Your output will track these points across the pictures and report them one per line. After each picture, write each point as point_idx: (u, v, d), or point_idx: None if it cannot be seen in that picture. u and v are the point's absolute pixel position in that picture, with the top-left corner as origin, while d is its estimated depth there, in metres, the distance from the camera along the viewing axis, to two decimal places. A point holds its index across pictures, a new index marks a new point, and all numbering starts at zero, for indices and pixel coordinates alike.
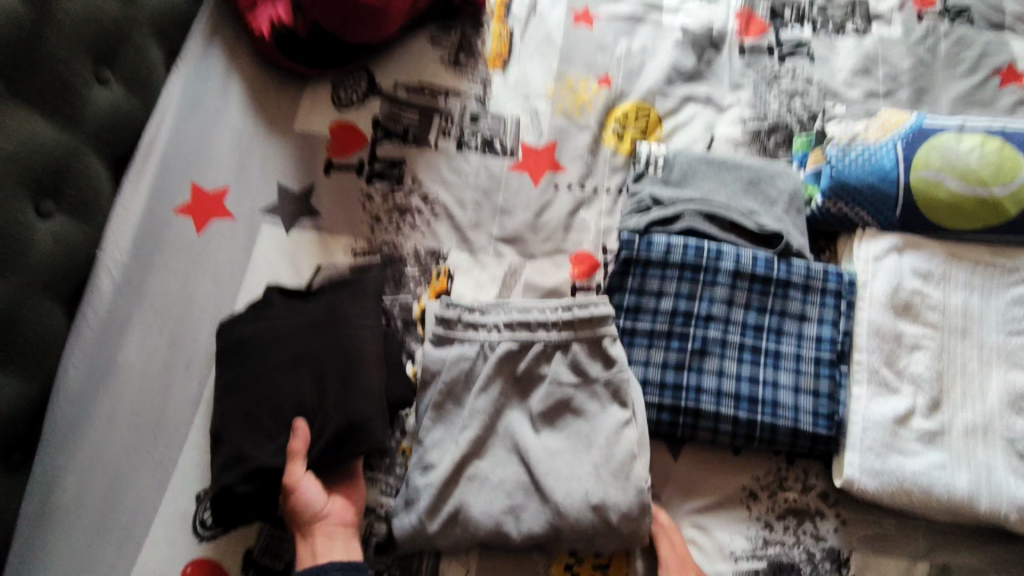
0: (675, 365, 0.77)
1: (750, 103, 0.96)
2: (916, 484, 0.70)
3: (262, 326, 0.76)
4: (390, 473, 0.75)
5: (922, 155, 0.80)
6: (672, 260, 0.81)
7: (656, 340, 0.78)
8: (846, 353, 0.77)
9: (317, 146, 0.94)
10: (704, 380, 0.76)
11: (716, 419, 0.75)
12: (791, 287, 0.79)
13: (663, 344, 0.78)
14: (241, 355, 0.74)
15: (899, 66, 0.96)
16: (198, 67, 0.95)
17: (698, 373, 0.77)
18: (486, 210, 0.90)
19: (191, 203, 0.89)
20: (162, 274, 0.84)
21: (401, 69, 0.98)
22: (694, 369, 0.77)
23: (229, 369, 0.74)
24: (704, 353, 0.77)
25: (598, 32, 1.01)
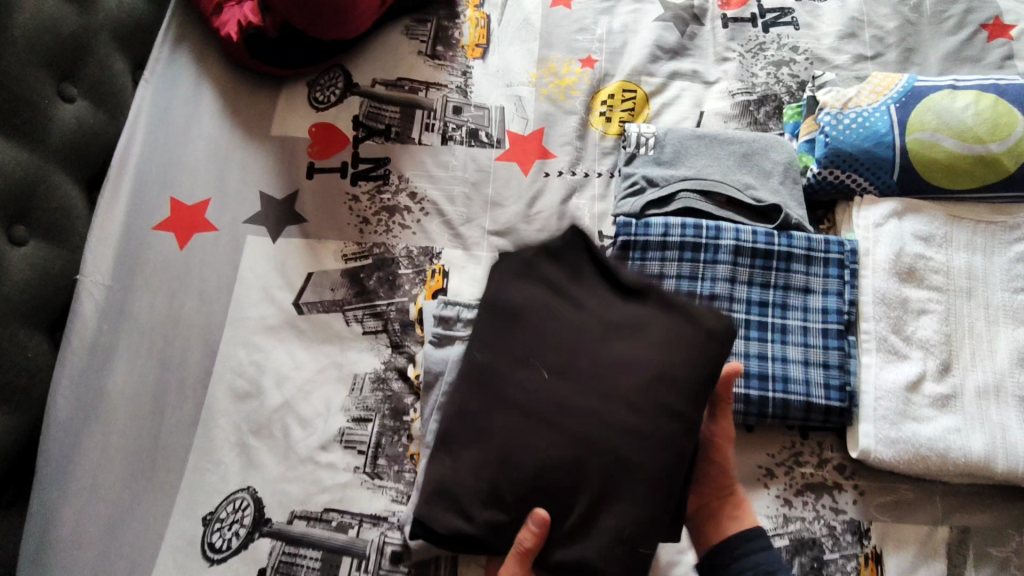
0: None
1: (738, 76, 0.94)
2: (932, 449, 0.69)
3: (622, 350, 0.57)
4: (399, 480, 0.75)
5: (917, 117, 0.79)
6: (671, 240, 0.79)
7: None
8: (853, 323, 0.76)
9: (297, 150, 0.91)
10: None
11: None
12: (793, 259, 0.78)
13: None
14: (530, 419, 0.57)
15: (885, 27, 0.94)
16: (166, 76, 0.92)
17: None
18: (477, 203, 0.87)
19: (171, 218, 0.85)
20: (146, 294, 0.81)
21: (378, 64, 0.95)
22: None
23: (472, 426, 0.57)
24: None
25: (578, 12, 0.99)
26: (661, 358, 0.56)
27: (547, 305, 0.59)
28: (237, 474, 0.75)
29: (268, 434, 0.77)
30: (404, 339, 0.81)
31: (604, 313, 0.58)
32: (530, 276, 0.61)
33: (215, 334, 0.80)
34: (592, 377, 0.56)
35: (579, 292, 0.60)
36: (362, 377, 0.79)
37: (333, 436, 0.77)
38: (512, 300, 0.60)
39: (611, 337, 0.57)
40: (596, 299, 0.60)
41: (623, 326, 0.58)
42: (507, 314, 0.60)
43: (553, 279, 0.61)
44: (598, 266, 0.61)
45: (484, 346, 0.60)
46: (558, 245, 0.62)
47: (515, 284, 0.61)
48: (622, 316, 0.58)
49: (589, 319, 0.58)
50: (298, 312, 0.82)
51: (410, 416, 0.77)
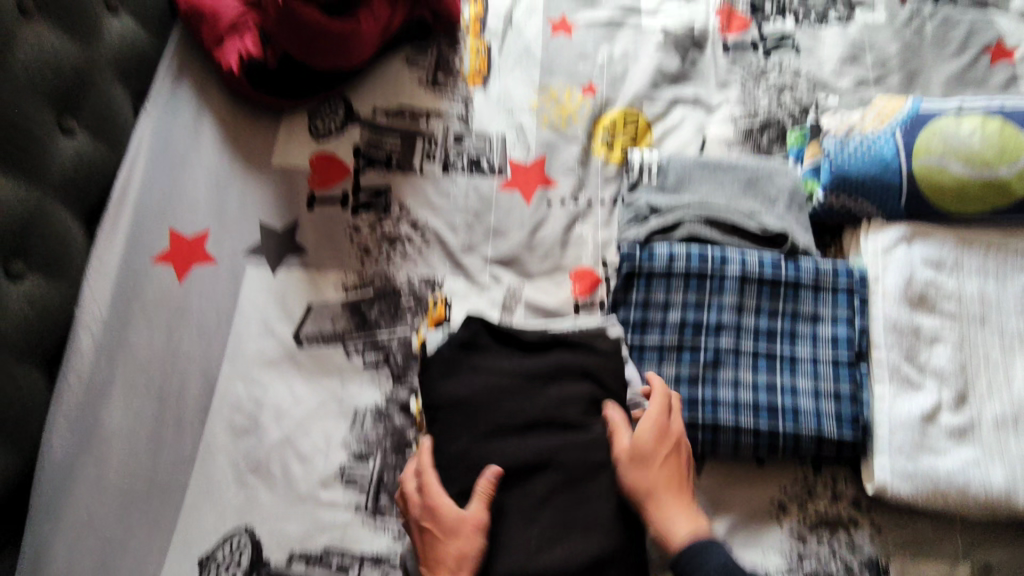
0: (689, 379, 0.74)
1: (739, 101, 0.94)
2: (950, 483, 0.67)
3: (543, 388, 0.70)
4: (402, 518, 0.73)
5: (923, 140, 0.78)
6: (676, 269, 0.78)
7: (666, 354, 0.76)
8: (865, 352, 0.74)
9: (298, 180, 0.90)
10: (720, 392, 0.73)
11: (735, 431, 0.71)
12: (801, 287, 0.77)
13: (674, 358, 0.75)
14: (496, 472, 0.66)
15: (887, 51, 0.94)
16: (166, 107, 0.92)
17: (714, 385, 0.74)
18: (478, 231, 0.87)
19: (170, 250, 0.85)
20: (143, 328, 0.80)
21: (379, 94, 0.95)
22: (709, 381, 0.74)
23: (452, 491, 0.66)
24: (717, 364, 0.75)
25: (578, 40, 0.99)
26: (579, 388, 0.70)
27: (482, 386, 0.70)
28: (234, 513, 0.73)
29: (267, 472, 0.75)
30: (406, 372, 0.79)
31: (530, 369, 0.71)
32: (452, 359, 0.72)
33: (214, 369, 0.79)
34: (540, 420, 0.68)
35: (509, 363, 0.72)
36: (363, 412, 0.78)
37: (333, 473, 0.75)
38: (458, 392, 0.70)
39: (547, 386, 0.70)
40: (506, 366, 0.72)
41: (549, 376, 0.71)
42: (455, 404, 0.69)
43: (476, 359, 0.72)
44: (506, 337, 0.74)
45: (457, 431, 0.68)
46: (462, 334, 0.74)
47: (449, 379, 0.71)
48: (549, 365, 0.71)
49: (521, 378, 0.71)
50: (298, 345, 0.81)
51: (412, 451, 0.76)
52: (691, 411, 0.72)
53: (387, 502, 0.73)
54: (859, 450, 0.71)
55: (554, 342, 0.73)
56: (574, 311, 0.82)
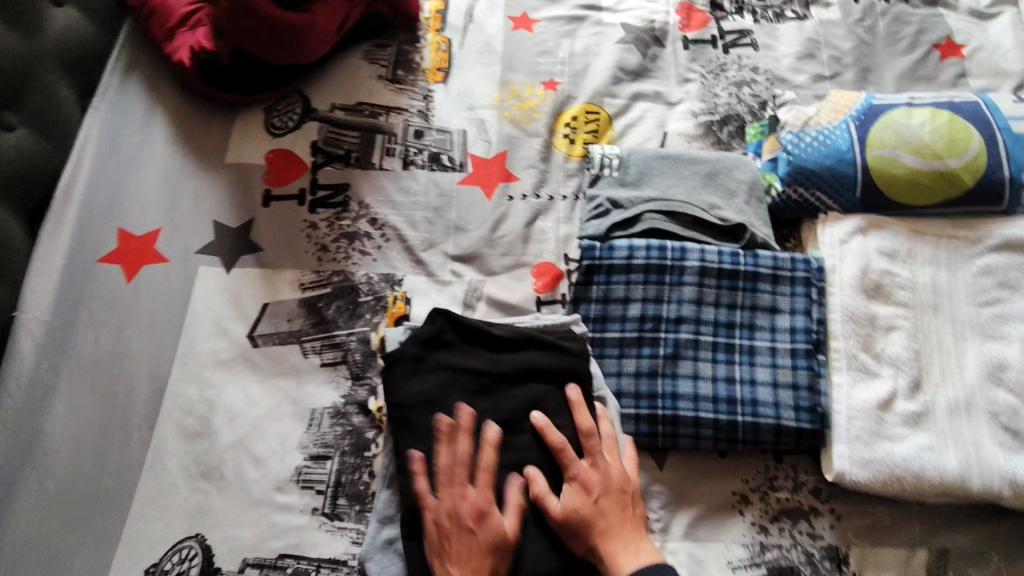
0: (649, 373, 0.74)
1: (700, 96, 0.94)
2: (907, 469, 0.68)
3: (509, 389, 0.70)
4: (360, 521, 0.71)
5: (875, 134, 0.79)
6: (636, 263, 0.77)
7: (626, 348, 0.75)
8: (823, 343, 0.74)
9: (253, 177, 0.88)
10: (680, 385, 0.73)
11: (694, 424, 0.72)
12: (760, 278, 0.77)
13: (635, 351, 0.75)
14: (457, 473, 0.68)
15: (842, 48, 0.96)
16: (116, 102, 0.89)
17: (674, 378, 0.74)
18: (439, 227, 0.85)
19: (118, 250, 0.82)
20: (89, 330, 0.77)
21: (337, 90, 0.93)
22: (669, 374, 0.74)
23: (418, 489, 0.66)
24: (677, 358, 0.74)
25: (539, 36, 0.98)
26: (548, 390, 0.71)
27: (447, 386, 0.70)
28: (184, 520, 0.70)
29: (219, 476, 0.72)
30: (365, 370, 0.78)
31: (498, 368, 0.71)
32: (418, 358, 0.71)
33: (164, 371, 0.76)
34: (510, 422, 0.69)
35: (476, 361, 0.71)
36: (320, 412, 0.76)
37: (288, 476, 0.72)
38: (426, 391, 0.69)
39: (513, 387, 0.70)
40: (476, 363, 0.71)
41: (516, 376, 0.71)
42: (422, 402, 0.69)
43: (444, 356, 0.71)
44: (473, 333, 0.72)
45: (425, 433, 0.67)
46: (428, 331, 0.72)
47: (415, 378, 0.70)
48: (518, 366, 0.71)
49: (488, 377, 0.70)
50: (252, 345, 0.79)
51: (372, 452, 0.74)
52: (651, 404, 0.73)
53: (345, 504, 0.72)
54: (817, 441, 0.71)
55: (523, 341, 0.72)
56: (536, 306, 0.81)
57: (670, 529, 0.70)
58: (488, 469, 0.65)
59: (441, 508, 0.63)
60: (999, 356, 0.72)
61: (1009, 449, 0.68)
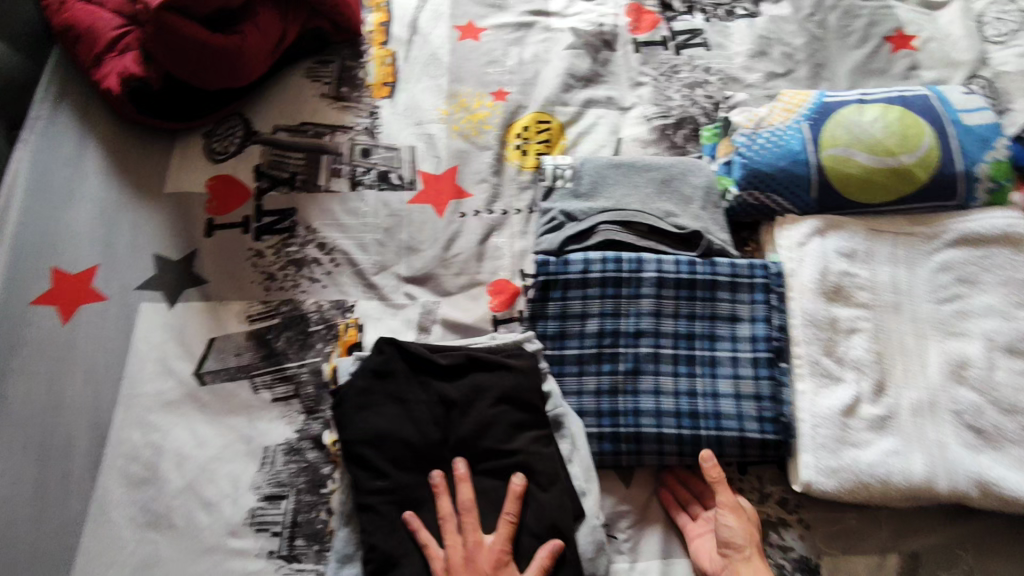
0: (610, 390, 0.72)
1: (653, 100, 0.92)
2: (873, 476, 0.66)
3: (461, 416, 0.69)
4: (319, 562, 0.68)
5: (828, 132, 0.78)
6: (592, 277, 0.75)
7: (585, 365, 0.73)
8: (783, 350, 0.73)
9: (195, 206, 0.84)
10: (642, 401, 0.71)
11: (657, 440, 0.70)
12: (718, 287, 0.76)
13: (595, 368, 0.73)
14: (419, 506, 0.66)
15: (793, 44, 0.94)
16: (46, 135, 0.85)
17: (636, 393, 0.72)
18: (391, 249, 0.83)
19: (53, 290, 0.78)
20: (23, 377, 0.73)
21: (280, 110, 0.90)
22: (631, 390, 0.72)
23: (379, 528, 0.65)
24: (638, 372, 0.73)
25: (487, 45, 0.96)
26: (501, 414, 0.69)
27: (396, 419, 0.68)
28: (133, 572, 0.67)
29: (168, 524, 0.69)
30: (318, 402, 0.75)
31: (447, 397, 0.69)
32: (366, 391, 0.69)
33: (105, 417, 0.73)
34: (463, 451, 0.68)
35: (424, 391, 0.70)
36: (273, 450, 0.73)
37: (242, 519, 0.69)
38: (375, 426, 0.67)
39: (464, 413, 0.69)
40: (425, 393, 0.70)
41: (466, 401, 0.69)
42: (372, 439, 0.67)
43: (391, 388, 0.69)
44: (418, 361, 0.71)
45: (379, 469, 0.66)
46: (373, 362, 0.70)
47: (364, 413, 0.68)
48: (469, 391, 0.69)
49: (438, 406, 0.69)
50: (200, 384, 0.76)
51: (328, 488, 0.71)
52: (613, 421, 0.71)
53: (303, 545, 0.69)
54: (781, 451, 0.70)
55: (470, 364, 0.71)
56: (493, 325, 0.79)
57: (638, 551, 0.68)
58: (508, 520, 0.64)
59: (450, 556, 0.63)
60: (961, 353, 0.71)
61: (974, 448, 0.67)
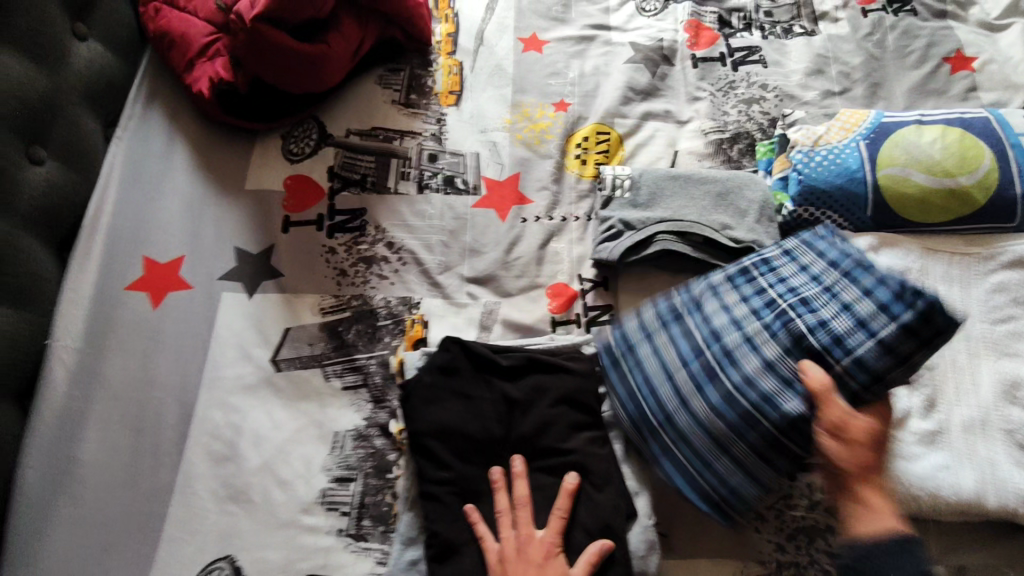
0: (726, 403, 0.68)
1: (709, 114, 0.95)
2: (923, 489, 0.68)
3: (522, 414, 0.73)
4: (385, 541, 0.72)
5: (886, 152, 0.80)
6: (649, 326, 0.76)
7: (681, 413, 0.70)
8: (857, 275, 0.69)
9: (272, 204, 0.90)
10: (760, 388, 0.68)
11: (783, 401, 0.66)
12: (761, 269, 0.75)
13: (701, 397, 0.70)
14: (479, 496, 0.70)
15: (851, 63, 0.96)
16: (140, 132, 0.92)
17: (745, 388, 0.68)
18: (455, 250, 0.87)
19: (145, 277, 0.84)
20: (118, 357, 0.79)
21: (352, 115, 0.95)
22: (733, 391, 0.69)
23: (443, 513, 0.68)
24: (732, 361, 0.70)
25: (549, 57, 1.00)
26: (560, 412, 0.73)
27: (461, 413, 0.72)
28: (215, 542, 0.72)
29: (247, 499, 0.74)
30: (386, 393, 0.79)
31: (509, 395, 0.73)
32: (433, 386, 0.73)
33: (190, 397, 0.79)
34: (523, 447, 0.72)
35: (487, 388, 0.74)
36: (342, 435, 0.78)
37: (314, 498, 0.74)
38: (440, 419, 0.71)
39: (525, 410, 0.73)
40: (489, 389, 0.74)
41: (528, 400, 0.73)
42: (437, 430, 0.71)
43: (455, 383, 0.73)
44: (483, 360, 0.75)
45: (445, 458, 0.70)
46: (442, 358, 0.74)
47: (432, 406, 0.72)
48: (530, 390, 0.74)
49: (501, 402, 0.73)
50: (276, 370, 0.81)
51: (394, 474, 0.76)
52: (741, 433, 0.67)
53: (369, 525, 0.73)
54: (941, 320, 0.62)
55: (532, 366, 0.75)
56: (551, 326, 0.82)
57: (686, 549, 0.71)
58: (558, 514, 0.67)
59: (504, 548, 0.65)
60: (1014, 373, 0.73)
61: None
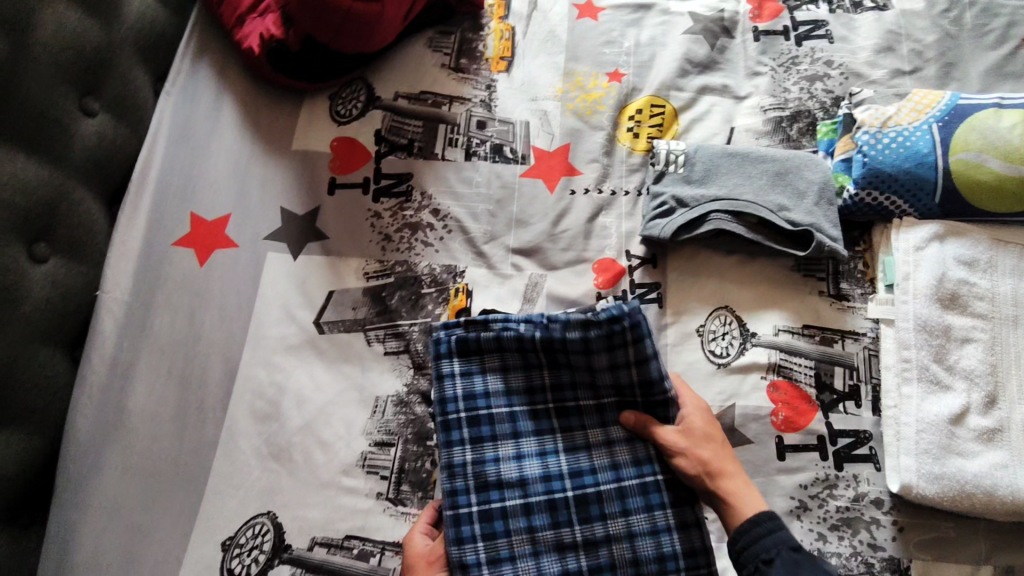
0: (611, 515, 0.64)
1: (769, 90, 0.91)
2: (978, 487, 0.67)
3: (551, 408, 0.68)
4: (423, 507, 0.73)
5: (960, 136, 0.76)
6: (485, 518, 0.63)
7: (569, 554, 0.63)
8: (554, 346, 0.67)
9: (319, 165, 0.89)
10: (600, 479, 0.66)
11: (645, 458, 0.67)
12: (490, 395, 0.67)
13: (569, 532, 0.63)
14: None
15: (924, 41, 0.92)
16: (186, 88, 0.91)
17: (587, 485, 0.65)
18: (501, 220, 0.85)
19: (191, 234, 0.84)
20: (164, 312, 0.80)
21: (400, 79, 0.94)
22: (590, 496, 0.65)
23: None
24: (549, 481, 0.65)
25: (604, 24, 0.96)
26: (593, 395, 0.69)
27: None
28: (257, 499, 0.73)
29: (289, 457, 0.75)
30: (427, 360, 0.79)
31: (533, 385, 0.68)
32: None
33: (233, 356, 0.79)
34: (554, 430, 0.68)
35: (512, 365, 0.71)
36: (384, 400, 0.78)
37: (354, 461, 0.75)
38: None
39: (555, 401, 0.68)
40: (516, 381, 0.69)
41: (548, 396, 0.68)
42: None
43: None
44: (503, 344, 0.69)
45: None
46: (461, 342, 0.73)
47: None
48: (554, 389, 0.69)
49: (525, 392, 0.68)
50: (319, 332, 0.81)
51: (434, 441, 0.76)
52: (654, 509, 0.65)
53: (407, 490, 0.74)
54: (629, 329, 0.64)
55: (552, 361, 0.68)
56: (596, 303, 0.81)
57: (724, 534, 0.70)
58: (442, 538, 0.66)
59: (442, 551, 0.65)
60: None
61: None
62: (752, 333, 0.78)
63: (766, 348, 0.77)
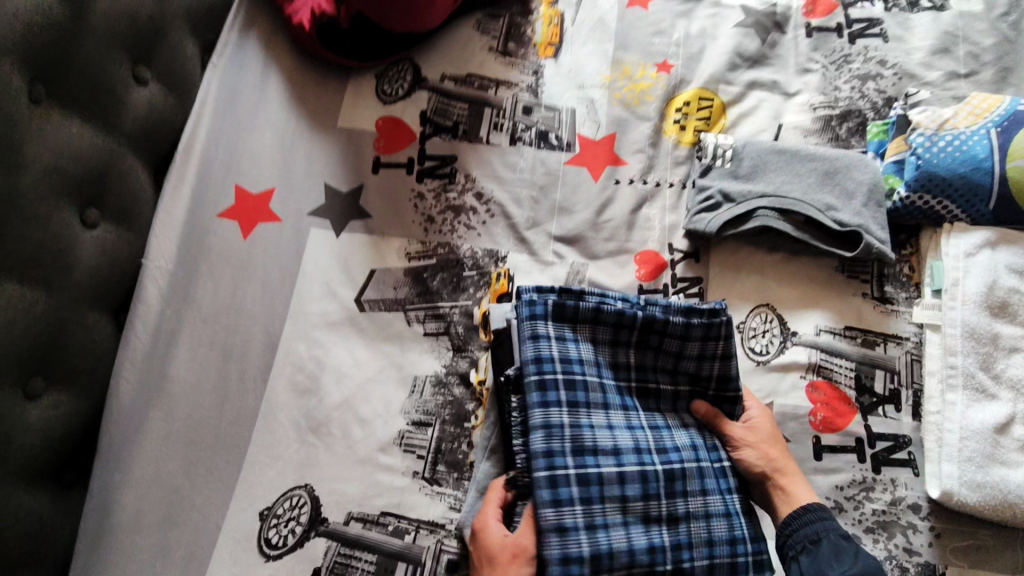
0: (694, 492, 0.65)
1: (819, 88, 0.90)
2: (1021, 497, 0.66)
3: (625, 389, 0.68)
4: (458, 488, 0.74)
5: (1019, 142, 0.74)
6: (581, 483, 0.60)
7: (654, 527, 0.62)
8: (652, 326, 0.67)
9: (363, 144, 0.89)
10: (683, 455, 0.66)
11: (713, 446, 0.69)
12: (585, 362, 0.65)
13: (656, 506, 0.63)
14: None
15: (981, 44, 0.90)
16: (233, 60, 0.91)
17: (673, 461, 0.65)
18: (544, 207, 0.85)
19: (235, 206, 0.84)
20: (207, 282, 0.80)
21: (447, 61, 0.93)
22: (676, 472, 0.64)
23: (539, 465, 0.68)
24: (640, 454, 0.64)
25: (655, 14, 0.95)
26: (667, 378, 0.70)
27: None
28: (295, 470, 0.74)
29: (327, 432, 0.75)
30: (467, 343, 0.79)
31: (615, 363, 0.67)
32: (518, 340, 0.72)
33: (274, 329, 0.79)
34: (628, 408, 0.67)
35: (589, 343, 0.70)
36: (422, 380, 0.78)
37: (391, 439, 0.75)
38: None
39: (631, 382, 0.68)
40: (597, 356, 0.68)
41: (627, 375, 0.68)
42: None
43: None
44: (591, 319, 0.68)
45: None
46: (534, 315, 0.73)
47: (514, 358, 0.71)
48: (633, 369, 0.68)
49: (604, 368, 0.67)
50: (360, 310, 0.81)
51: (471, 423, 0.76)
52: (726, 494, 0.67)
53: (444, 470, 0.74)
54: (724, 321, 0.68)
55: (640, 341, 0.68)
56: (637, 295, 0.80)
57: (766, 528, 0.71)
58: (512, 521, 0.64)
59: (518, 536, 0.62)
60: None
61: None
62: (793, 332, 0.77)
63: (807, 348, 0.76)
